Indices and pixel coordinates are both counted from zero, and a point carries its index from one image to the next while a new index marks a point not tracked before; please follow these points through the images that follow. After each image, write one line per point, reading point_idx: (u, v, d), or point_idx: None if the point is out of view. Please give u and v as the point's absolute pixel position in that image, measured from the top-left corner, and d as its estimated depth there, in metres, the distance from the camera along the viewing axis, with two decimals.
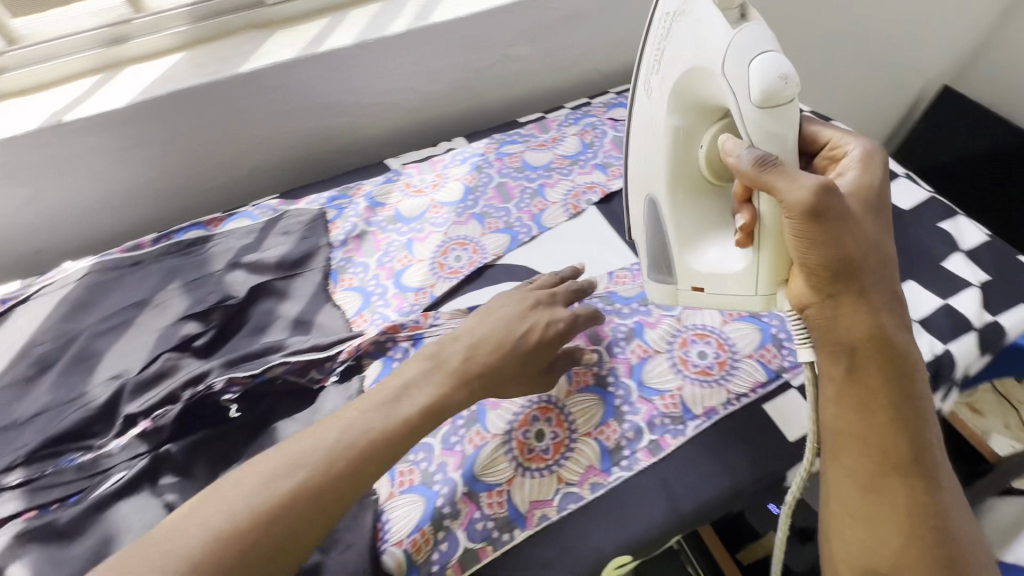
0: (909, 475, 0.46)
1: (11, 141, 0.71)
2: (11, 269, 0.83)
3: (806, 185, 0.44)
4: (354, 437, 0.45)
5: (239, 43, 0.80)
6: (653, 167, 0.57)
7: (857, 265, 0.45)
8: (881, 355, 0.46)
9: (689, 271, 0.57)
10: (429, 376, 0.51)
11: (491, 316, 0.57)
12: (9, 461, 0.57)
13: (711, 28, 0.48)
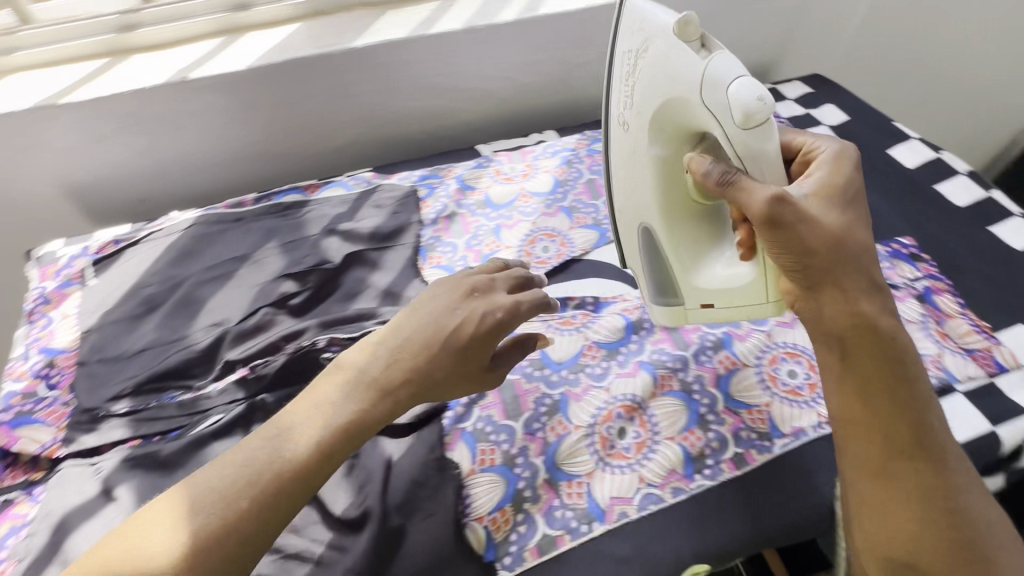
0: (915, 459, 0.44)
1: (141, 92, 0.75)
2: (118, 213, 0.88)
3: (769, 190, 0.44)
4: (289, 455, 0.44)
5: (354, 18, 0.83)
6: (640, 198, 0.56)
7: (833, 256, 0.44)
8: (877, 343, 0.45)
9: (696, 290, 0.56)
10: (363, 378, 0.48)
11: (412, 321, 0.51)
12: (118, 390, 0.61)
13: (679, 57, 0.46)
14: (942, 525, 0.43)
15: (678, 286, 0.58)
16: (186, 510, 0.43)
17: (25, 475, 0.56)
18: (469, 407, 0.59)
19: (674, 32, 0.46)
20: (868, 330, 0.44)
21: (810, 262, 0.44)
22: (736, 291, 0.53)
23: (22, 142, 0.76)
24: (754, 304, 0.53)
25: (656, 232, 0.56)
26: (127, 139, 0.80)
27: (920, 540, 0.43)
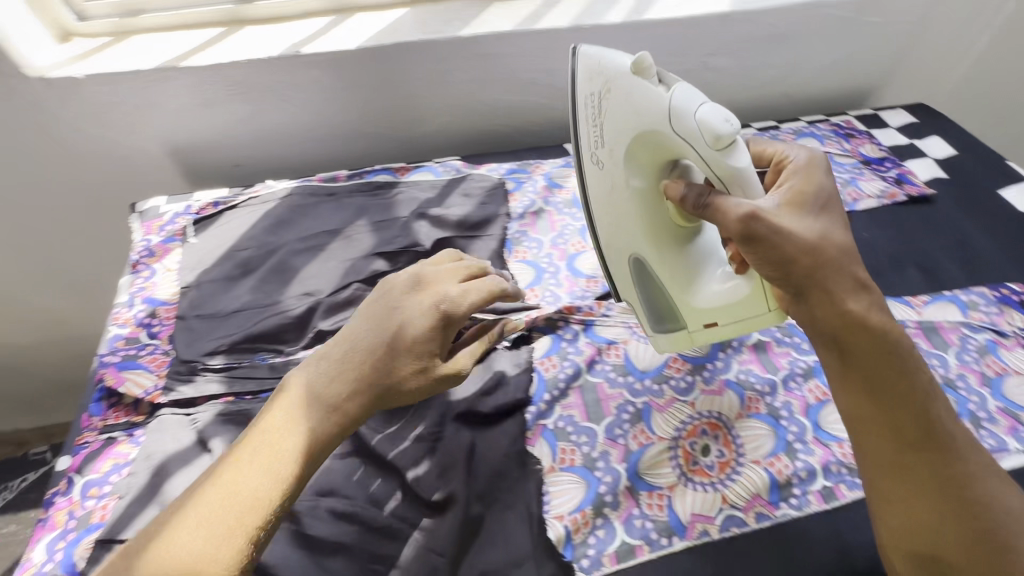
0: (919, 452, 0.45)
1: (256, 62, 0.77)
2: (211, 177, 0.91)
3: (747, 208, 0.46)
4: (273, 462, 0.45)
5: (461, 8, 0.83)
6: (628, 230, 0.57)
7: (819, 261, 0.46)
8: (871, 343, 0.46)
9: (696, 311, 0.55)
10: (324, 377, 0.49)
11: (361, 325, 0.53)
12: (214, 346, 0.63)
13: (641, 92, 0.51)
14: (955, 513, 0.44)
15: (678, 310, 0.57)
16: (182, 532, 0.42)
17: (127, 416, 0.59)
18: (551, 405, 0.59)
19: (631, 72, 0.51)
20: (863, 329, 0.46)
21: (803, 269, 0.46)
22: (734, 305, 0.53)
23: (138, 100, 0.79)
24: (750, 317, 0.53)
25: (648, 262, 0.57)
26: (233, 106, 0.82)
27: (936, 532, 0.44)
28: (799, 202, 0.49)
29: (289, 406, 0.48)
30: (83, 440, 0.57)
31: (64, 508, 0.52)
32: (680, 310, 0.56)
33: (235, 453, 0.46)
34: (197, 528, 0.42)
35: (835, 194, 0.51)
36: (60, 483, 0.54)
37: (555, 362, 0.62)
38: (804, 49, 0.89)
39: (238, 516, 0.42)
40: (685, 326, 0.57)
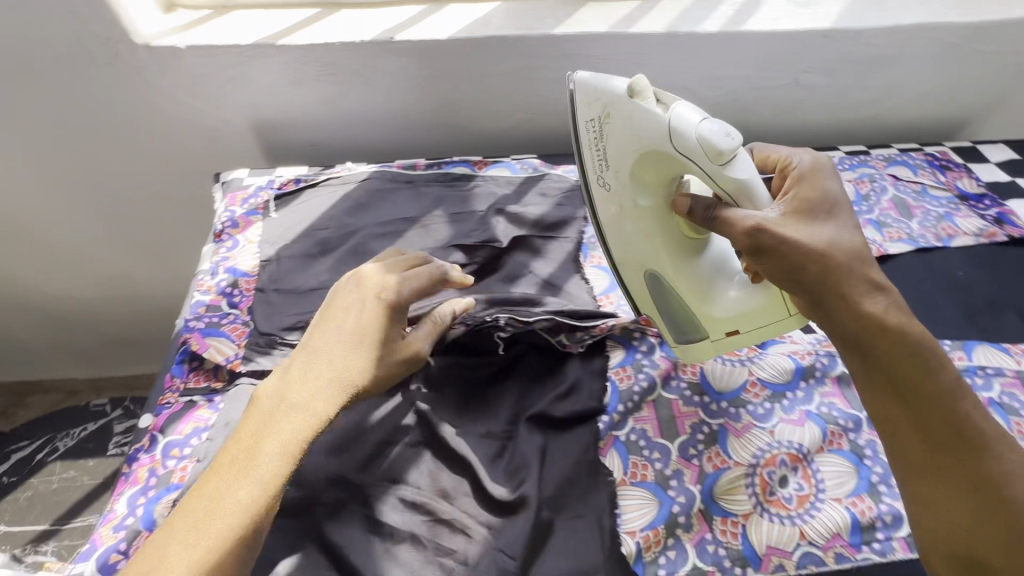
0: (951, 452, 0.44)
1: (349, 44, 0.78)
2: (289, 155, 0.93)
3: (755, 219, 0.47)
4: (258, 444, 0.46)
5: (554, 6, 0.83)
6: (641, 246, 0.58)
7: (836, 262, 0.46)
8: (895, 344, 0.45)
9: (718, 321, 0.56)
10: (295, 376, 0.50)
11: (328, 319, 0.54)
12: (292, 321, 0.63)
13: (641, 114, 0.51)
14: (998, 514, 0.42)
15: (697, 321, 0.57)
16: (184, 519, 0.43)
17: (207, 381, 0.60)
18: (624, 417, 0.58)
19: (626, 95, 0.51)
20: (885, 329, 0.45)
21: (819, 273, 0.46)
22: (755, 311, 0.54)
23: (232, 73, 0.81)
24: (769, 321, 0.55)
25: (664, 275, 0.57)
26: (319, 86, 0.83)
27: (978, 535, 0.43)
28: (808, 207, 0.49)
29: (274, 399, 0.49)
30: (165, 400, 0.58)
31: (146, 464, 0.54)
32: (701, 320, 0.57)
33: (218, 461, 0.47)
34: (187, 537, 0.42)
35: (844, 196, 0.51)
36: (143, 440, 0.56)
37: (630, 373, 0.61)
38: (904, 73, 0.86)
39: (228, 518, 0.43)
40: (707, 335, 0.57)
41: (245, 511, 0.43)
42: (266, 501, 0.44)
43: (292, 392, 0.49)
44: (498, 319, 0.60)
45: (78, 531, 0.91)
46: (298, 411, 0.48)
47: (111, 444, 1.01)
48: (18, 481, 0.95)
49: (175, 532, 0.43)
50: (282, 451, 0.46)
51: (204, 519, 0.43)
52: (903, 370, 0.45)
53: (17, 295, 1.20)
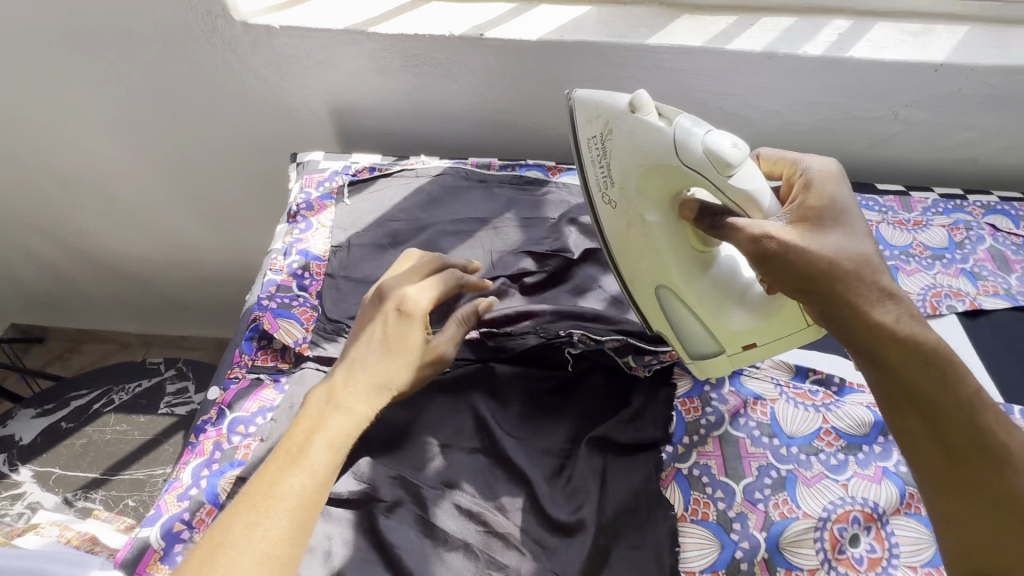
0: (974, 473, 0.40)
1: (437, 37, 0.77)
2: (361, 141, 0.94)
3: (761, 230, 0.43)
4: (310, 441, 0.44)
5: (647, 16, 0.81)
6: (651, 260, 0.54)
7: (848, 271, 0.42)
8: (912, 358, 0.41)
9: (735, 333, 0.53)
10: (341, 378, 0.48)
11: (361, 326, 0.53)
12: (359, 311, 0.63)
13: (644, 129, 0.50)
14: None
15: (711, 334, 0.54)
16: (240, 512, 0.40)
17: (274, 361, 0.61)
18: (688, 450, 0.56)
19: (628, 112, 0.51)
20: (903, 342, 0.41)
21: (833, 284, 0.42)
22: (768, 321, 0.51)
23: (320, 57, 0.82)
24: (784, 334, 0.51)
25: (674, 289, 0.54)
26: (401, 76, 0.83)
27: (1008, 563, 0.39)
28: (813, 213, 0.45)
29: (320, 401, 0.47)
30: (233, 375, 0.60)
31: (212, 437, 0.55)
32: (715, 334, 0.53)
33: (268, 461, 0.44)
34: (243, 528, 0.39)
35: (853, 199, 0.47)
36: (211, 412, 0.57)
37: (697, 405, 0.59)
38: (1016, 116, 0.80)
39: (287, 506, 0.41)
40: (723, 349, 0.54)
41: (300, 500, 0.41)
42: (319, 495, 0.42)
43: (338, 388, 0.48)
44: (569, 333, 0.59)
45: (125, 483, 0.94)
46: (342, 400, 0.47)
47: (162, 402, 1.04)
48: (75, 428, 0.99)
49: (229, 524, 0.39)
50: (333, 441, 0.44)
51: (262, 508, 0.40)
52: (919, 385, 0.41)
53: (87, 248, 1.26)
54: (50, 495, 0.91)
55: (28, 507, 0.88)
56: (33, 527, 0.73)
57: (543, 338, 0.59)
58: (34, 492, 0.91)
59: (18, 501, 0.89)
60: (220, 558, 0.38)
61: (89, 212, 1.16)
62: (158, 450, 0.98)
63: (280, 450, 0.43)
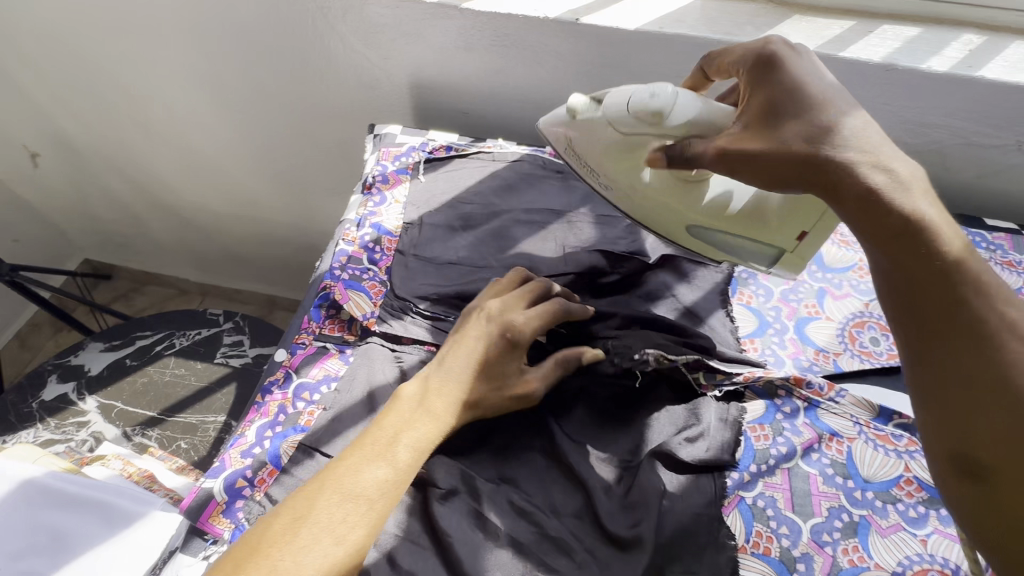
0: (954, 343, 0.39)
1: (531, 18, 0.74)
2: (438, 118, 0.93)
3: (721, 145, 0.46)
4: (397, 440, 0.48)
5: (755, 13, 0.76)
6: (667, 209, 0.58)
7: (809, 148, 0.42)
8: (891, 217, 0.40)
9: (779, 232, 0.54)
10: (434, 385, 0.52)
11: (460, 335, 0.56)
12: (426, 291, 0.63)
13: (587, 123, 0.56)
14: (1013, 420, 0.36)
15: (761, 240, 0.55)
16: (326, 491, 0.45)
17: (341, 332, 0.61)
18: (754, 478, 0.53)
19: (569, 115, 0.57)
20: (880, 199, 0.40)
21: (797, 164, 0.42)
22: (799, 206, 0.51)
23: (408, 29, 0.80)
24: (820, 218, 0.51)
25: (701, 223, 0.57)
26: (487, 56, 0.81)
27: (990, 442, 0.37)
28: (768, 82, 0.46)
29: (411, 403, 0.51)
30: (301, 340, 0.61)
31: (277, 399, 0.56)
32: (765, 237, 0.54)
33: (356, 444, 0.48)
34: (329, 509, 0.44)
35: (817, 58, 0.48)
36: (277, 373, 0.58)
37: (768, 433, 0.56)
38: None
39: (367, 498, 0.45)
40: (781, 248, 0.54)
41: (377, 493, 0.45)
42: (392, 496, 0.46)
43: (430, 393, 0.52)
44: (643, 355, 0.56)
45: (179, 425, 0.98)
46: (437, 405, 0.51)
47: (218, 352, 1.07)
48: (138, 366, 1.05)
49: (314, 501, 0.44)
50: (416, 446, 0.48)
51: (347, 496, 0.45)
52: (901, 249, 0.40)
53: (160, 195, 1.31)
54: (112, 426, 0.96)
55: (91, 435, 0.93)
56: (99, 458, 0.77)
57: (616, 360, 0.57)
58: (97, 421, 0.97)
59: (83, 428, 0.95)
60: (305, 531, 0.43)
61: (167, 161, 1.20)
62: (211, 398, 1.01)
63: (368, 440, 0.48)
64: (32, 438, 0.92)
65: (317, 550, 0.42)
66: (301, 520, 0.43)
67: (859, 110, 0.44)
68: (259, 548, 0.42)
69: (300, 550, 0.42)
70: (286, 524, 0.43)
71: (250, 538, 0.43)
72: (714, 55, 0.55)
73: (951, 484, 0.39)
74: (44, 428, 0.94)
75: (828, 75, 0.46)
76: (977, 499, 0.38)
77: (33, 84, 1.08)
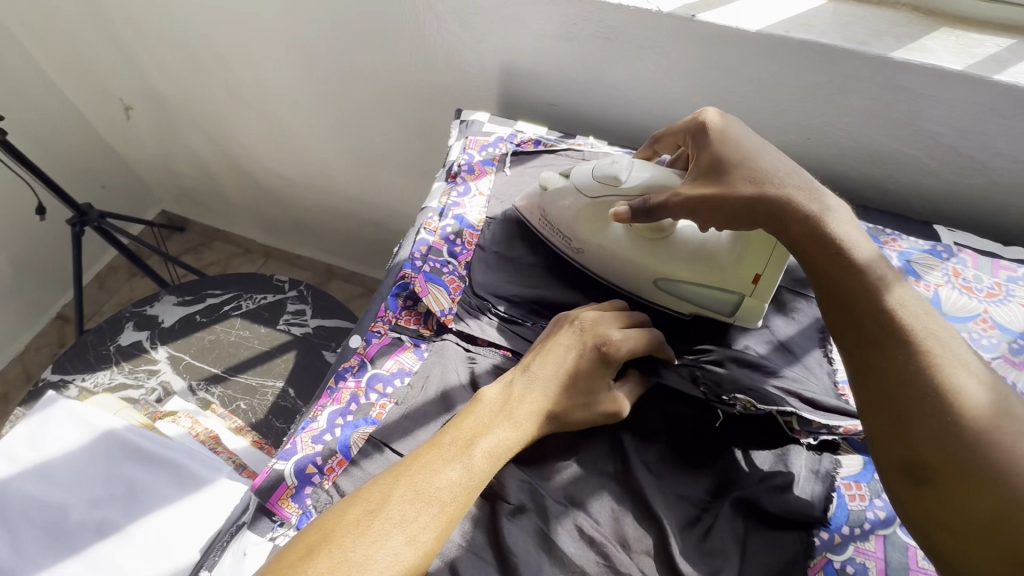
0: (887, 351, 0.42)
1: (643, 11, 0.69)
2: (524, 108, 0.89)
3: (682, 190, 0.52)
4: (478, 443, 0.46)
5: (895, 22, 0.68)
6: (634, 264, 0.60)
7: (752, 190, 0.49)
8: (820, 247, 0.47)
9: (739, 273, 0.56)
10: (517, 391, 0.50)
11: (546, 346, 0.53)
12: (504, 292, 0.61)
13: (559, 192, 0.62)
14: (941, 413, 0.39)
15: (725, 284, 0.57)
16: (400, 485, 0.43)
17: (416, 325, 0.60)
18: (846, 541, 0.48)
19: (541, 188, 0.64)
20: (813, 231, 0.47)
21: (748, 203, 0.49)
22: (750, 245, 0.56)
23: (509, 13, 0.77)
24: (769, 257, 0.55)
25: (669, 274, 0.59)
26: (587, 48, 0.76)
27: (923, 441, 0.39)
28: (707, 137, 0.54)
29: (491, 407, 0.48)
30: (376, 328, 0.60)
31: (350, 386, 0.56)
32: (727, 281, 0.57)
33: (432, 440, 0.46)
34: (403, 505, 0.42)
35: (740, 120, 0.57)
36: (351, 360, 0.58)
37: (864, 494, 0.50)
38: None
39: (440, 498, 0.43)
40: (743, 291, 0.57)
41: (453, 495, 0.43)
42: (464, 501, 0.43)
43: (512, 399, 0.49)
44: (731, 398, 0.52)
45: (240, 386, 1.01)
46: (516, 415, 0.48)
47: (281, 318, 1.08)
48: (208, 322, 1.08)
49: (388, 496, 0.42)
50: (492, 452, 0.46)
51: (419, 493, 0.42)
52: (834, 273, 0.46)
53: (238, 158, 1.34)
54: (179, 378, 1.01)
55: (160, 385, 1.00)
56: (172, 412, 0.81)
57: (703, 390, 0.53)
58: (166, 370, 1.02)
59: (153, 376, 1.01)
60: (377, 524, 0.41)
61: (248, 125, 1.22)
62: (271, 362, 1.03)
63: (445, 439, 0.46)
64: (109, 381, 1.00)
65: (388, 545, 0.40)
66: (367, 503, 0.42)
67: (783, 157, 0.52)
68: (336, 539, 0.40)
69: (372, 543, 0.40)
70: (355, 511, 0.41)
71: (326, 532, 0.40)
72: (651, 143, 0.64)
73: (899, 491, 0.40)
74: (119, 371, 1.02)
75: (755, 134, 0.54)
76: (921, 500, 0.39)
77: (132, 37, 1.11)
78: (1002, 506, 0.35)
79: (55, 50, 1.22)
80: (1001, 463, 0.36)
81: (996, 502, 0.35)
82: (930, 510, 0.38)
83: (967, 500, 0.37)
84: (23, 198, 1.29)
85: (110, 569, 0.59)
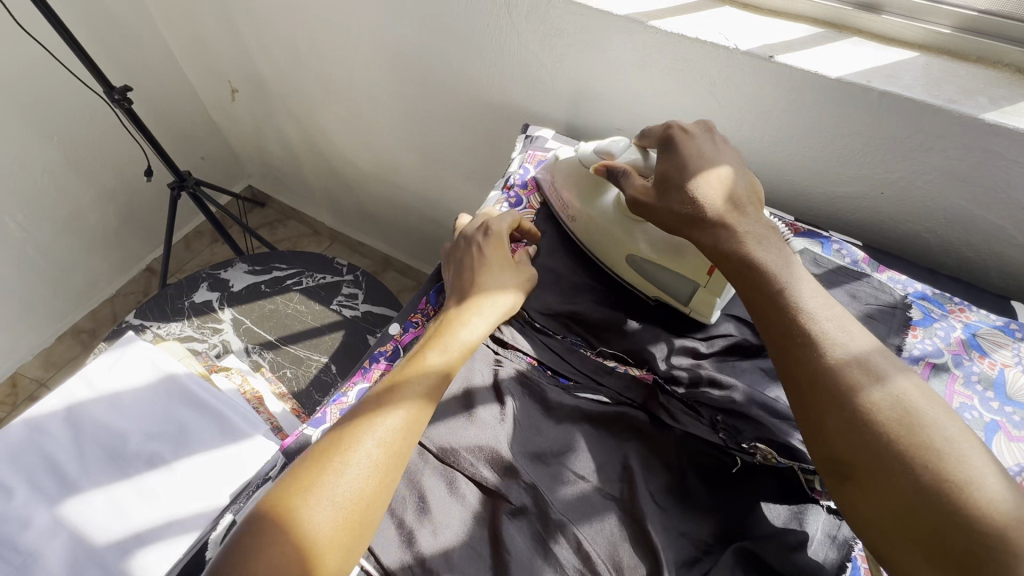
0: (798, 351, 0.45)
1: (720, 47, 0.69)
2: (590, 130, 0.92)
3: (641, 191, 0.57)
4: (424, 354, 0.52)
5: (996, 82, 0.64)
6: (611, 238, 0.65)
7: (687, 209, 0.53)
8: (724, 259, 0.51)
9: (692, 267, 0.60)
10: (454, 314, 0.56)
11: (457, 265, 0.62)
12: (545, 305, 0.65)
13: (571, 159, 0.70)
14: (847, 411, 0.41)
15: (680, 274, 0.61)
16: (360, 403, 0.49)
17: None
18: None
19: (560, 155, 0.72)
20: (722, 245, 0.51)
21: (679, 220, 0.54)
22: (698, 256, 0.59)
23: (586, 38, 0.79)
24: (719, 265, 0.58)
25: (637, 255, 0.64)
26: (659, 78, 0.77)
27: (839, 441, 0.41)
28: (687, 144, 0.56)
29: (437, 331, 0.55)
30: (414, 319, 0.64)
31: (382, 367, 0.60)
32: (682, 271, 0.61)
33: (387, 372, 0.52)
34: (366, 414, 0.47)
35: (731, 142, 0.59)
36: (387, 345, 0.62)
37: None
38: None
39: (402, 403, 0.48)
40: (698, 283, 0.60)
41: (413, 402, 0.48)
42: (426, 405, 0.49)
43: (452, 319, 0.56)
44: (752, 447, 0.52)
45: (289, 355, 1.08)
46: (455, 321, 0.55)
47: (335, 298, 1.15)
48: (271, 293, 1.17)
49: (354, 414, 0.47)
50: (444, 359, 0.52)
51: (379, 398, 0.48)
52: (746, 289, 0.50)
53: (320, 144, 1.44)
54: (238, 339, 1.11)
55: (220, 342, 1.10)
56: (225, 367, 0.89)
57: (723, 436, 0.53)
58: (228, 331, 1.12)
59: (216, 334, 1.11)
60: (345, 434, 0.46)
61: (333, 117, 1.32)
62: (320, 337, 1.10)
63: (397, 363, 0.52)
64: (178, 332, 1.11)
65: (358, 451, 0.44)
66: (334, 422, 0.47)
67: (740, 182, 0.55)
68: (311, 456, 0.45)
69: (345, 446, 0.45)
70: (326, 431, 0.47)
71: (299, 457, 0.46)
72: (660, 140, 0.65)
73: (837, 495, 0.42)
74: (189, 325, 1.13)
75: (730, 157, 0.56)
76: (853, 500, 0.40)
77: (245, 28, 1.23)
78: (913, 501, 0.38)
79: (181, 33, 1.36)
80: (902, 450, 0.39)
81: (910, 498, 0.38)
82: (867, 513, 0.40)
83: (886, 493, 0.39)
84: (135, 161, 1.46)
85: (151, 497, 0.67)
